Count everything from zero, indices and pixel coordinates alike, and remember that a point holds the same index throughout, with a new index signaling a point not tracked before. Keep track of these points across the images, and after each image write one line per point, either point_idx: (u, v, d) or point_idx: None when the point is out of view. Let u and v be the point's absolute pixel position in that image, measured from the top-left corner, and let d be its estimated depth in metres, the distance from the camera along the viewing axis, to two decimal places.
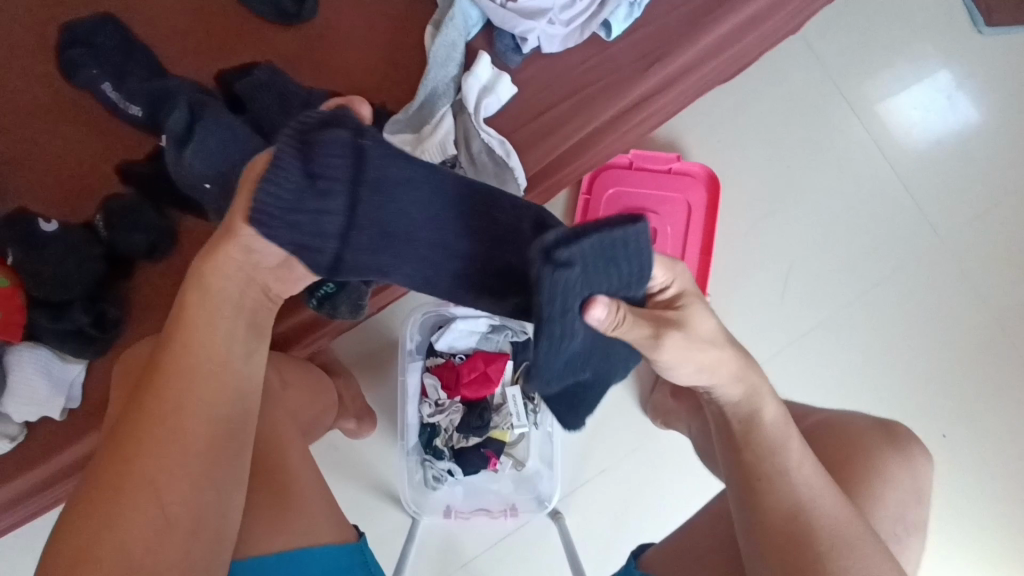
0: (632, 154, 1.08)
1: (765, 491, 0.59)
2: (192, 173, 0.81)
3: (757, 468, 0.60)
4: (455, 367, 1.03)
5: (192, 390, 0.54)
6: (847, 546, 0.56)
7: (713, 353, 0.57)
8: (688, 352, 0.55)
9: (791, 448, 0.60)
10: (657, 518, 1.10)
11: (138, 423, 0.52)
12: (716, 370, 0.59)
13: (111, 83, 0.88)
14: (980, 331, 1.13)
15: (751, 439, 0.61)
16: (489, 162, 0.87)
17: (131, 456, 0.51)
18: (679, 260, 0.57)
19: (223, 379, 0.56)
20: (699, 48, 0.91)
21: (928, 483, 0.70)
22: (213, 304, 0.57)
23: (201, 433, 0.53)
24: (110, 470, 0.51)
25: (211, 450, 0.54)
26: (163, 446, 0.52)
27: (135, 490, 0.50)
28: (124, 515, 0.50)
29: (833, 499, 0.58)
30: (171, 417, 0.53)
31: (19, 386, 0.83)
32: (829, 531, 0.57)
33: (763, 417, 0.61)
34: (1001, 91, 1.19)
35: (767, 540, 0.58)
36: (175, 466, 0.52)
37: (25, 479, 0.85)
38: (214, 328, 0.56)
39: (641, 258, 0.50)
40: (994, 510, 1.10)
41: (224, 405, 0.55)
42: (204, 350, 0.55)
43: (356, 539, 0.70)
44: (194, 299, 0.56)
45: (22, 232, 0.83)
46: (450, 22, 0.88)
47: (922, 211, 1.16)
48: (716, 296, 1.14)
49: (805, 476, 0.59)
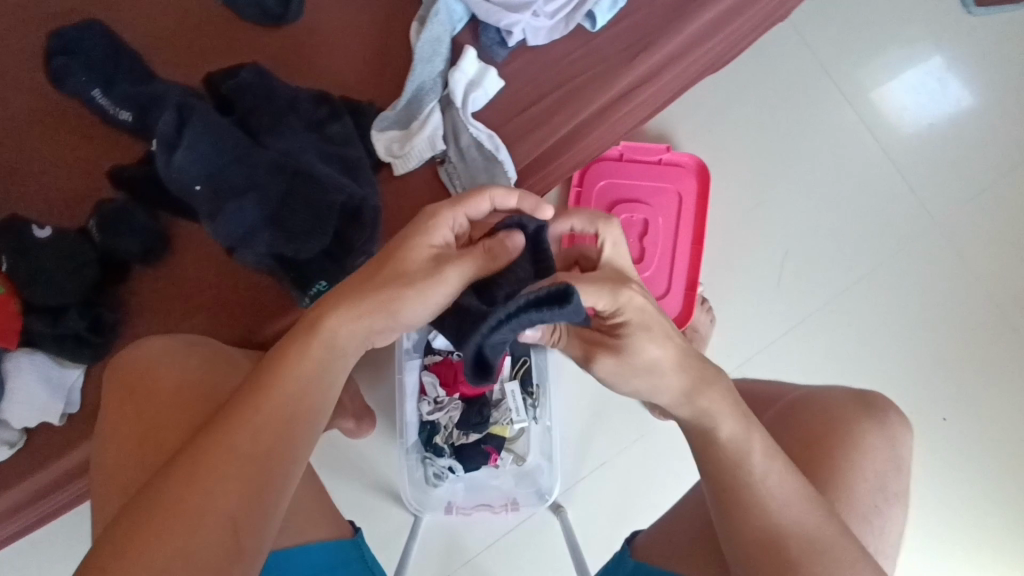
0: (621, 146, 1.09)
1: (734, 504, 0.58)
2: (181, 174, 0.82)
3: (723, 479, 0.59)
4: (452, 364, 1.02)
5: (273, 430, 0.54)
6: (818, 550, 0.56)
7: (653, 377, 0.58)
8: (625, 375, 0.58)
9: (755, 459, 0.58)
10: (648, 503, 1.10)
11: (214, 448, 0.52)
12: (661, 388, 0.58)
13: (100, 90, 0.89)
14: (977, 313, 1.13)
15: (712, 451, 0.59)
16: (478, 156, 0.88)
17: (197, 480, 0.51)
18: (625, 288, 0.55)
19: (302, 426, 0.56)
20: (684, 36, 0.91)
21: (907, 453, 0.71)
22: (319, 347, 0.56)
23: (264, 449, 0.54)
24: (176, 488, 0.51)
25: (273, 492, 0.53)
26: (230, 460, 0.52)
27: (195, 517, 0.50)
28: (179, 514, 0.50)
29: (803, 506, 0.57)
30: (245, 428, 0.53)
31: (17, 393, 0.83)
32: (801, 540, 0.56)
33: (720, 433, 0.59)
34: (992, 72, 1.19)
35: (744, 549, 0.57)
36: (233, 477, 0.52)
37: (25, 484, 0.85)
38: (312, 376, 0.56)
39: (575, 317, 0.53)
40: (994, 491, 1.10)
41: (290, 422, 0.55)
42: (291, 369, 0.56)
43: (353, 535, 0.72)
44: (306, 340, 0.56)
45: (17, 238, 0.84)
46: (434, 18, 0.88)
47: (915, 194, 1.15)
48: (710, 284, 1.14)
49: (772, 486, 0.57)
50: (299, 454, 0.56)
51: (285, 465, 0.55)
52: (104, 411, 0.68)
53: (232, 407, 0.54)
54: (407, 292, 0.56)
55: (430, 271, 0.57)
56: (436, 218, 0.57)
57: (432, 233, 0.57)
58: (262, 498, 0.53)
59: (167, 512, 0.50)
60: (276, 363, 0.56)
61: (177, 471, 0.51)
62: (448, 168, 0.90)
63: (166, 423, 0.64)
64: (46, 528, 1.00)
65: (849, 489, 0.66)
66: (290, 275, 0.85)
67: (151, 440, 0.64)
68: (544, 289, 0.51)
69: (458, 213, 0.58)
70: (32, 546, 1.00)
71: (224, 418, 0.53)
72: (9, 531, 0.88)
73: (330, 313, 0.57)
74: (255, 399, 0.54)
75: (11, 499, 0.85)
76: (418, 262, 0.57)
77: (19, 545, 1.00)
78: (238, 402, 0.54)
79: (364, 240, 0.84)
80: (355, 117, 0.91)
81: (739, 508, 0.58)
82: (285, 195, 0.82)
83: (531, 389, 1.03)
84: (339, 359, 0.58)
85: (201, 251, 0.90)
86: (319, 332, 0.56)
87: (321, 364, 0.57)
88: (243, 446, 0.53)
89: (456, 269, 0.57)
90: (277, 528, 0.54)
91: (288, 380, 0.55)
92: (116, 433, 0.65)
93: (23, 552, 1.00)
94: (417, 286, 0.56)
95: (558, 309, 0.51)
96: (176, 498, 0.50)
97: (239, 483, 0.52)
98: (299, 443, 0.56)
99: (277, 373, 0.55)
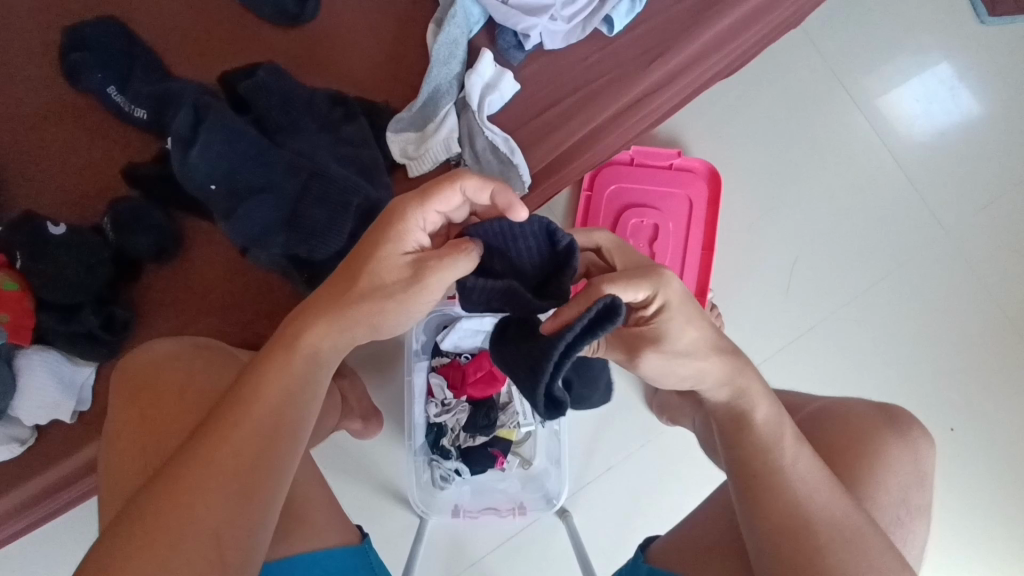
0: (633, 150, 1.08)
1: (763, 490, 0.58)
2: (195, 175, 0.82)
3: (754, 466, 0.59)
4: (461, 367, 1.03)
5: (255, 445, 0.54)
6: (847, 542, 0.56)
7: (695, 362, 0.57)
8: (668, 368, 0.57)
9: (785, 444, 0.59)
10: (662, 512, 1.10)
11: (194, 464, 0.52)
12: (701, 374, 0.58)
13: (116, 87, 0.89)
14: (987, 323, 1.13)
15: (744, 439, 0.60)
16: (493, 160, 0.88)
17: (176, 497, 0.51)
18: (664, 271, 0.55)
19: (286, 439, 0.55)
20: (700, 42, 0.92)
21: (930, 466, 0.70)
22: (299, 361, 0.57)
23: (245, 454, 0.53)
24: (156, 503, 0.51)
25: (254, 504, 0.53)
26: (207, 466, 0.52)
27: (174, 534, 0.50)
28: (157, 527, 0.50)
29: (830, 493, 0.58)
30: (223, 436, 0.53)
31: (26, 390, 0.82)
32: (829, 526, 0.56)
33: (753, 415, 0.60)
34: (1003, 82, 1.19)
35: (770, 537, 0.57)
36: (214, 482, 0.52)
37: (35, 482, 0.85)
38: (295, 387, 0.56)
39: None
40: (1003, 503, 1.09)
41: (273, 426, 0.55)
42: (273, 374, 0.56)
43: (360, 542, 0.72)
44: (287, 353, 0.56)
45: (29, 235, 0.83)
46: (452, 20, 0.88)
47: (926, 204, 1.15)
48: (720, 290, 1.13)
49: (800, 471, 0.58)
50: (282, 469, 0.55)
51: (267, 479, 0.54)
52: (111, 409, 0.67)
53: (215, 420, 0.54)
54: (388, 302, 0.56)
55: (407, 278, 0.55)
56: (399, 223, 0.54)
57: (400, 241, 0.55)
58: (243, 515, 0.52)
59: (147, 529, 0.50)
60: (256, 377, 0.56)
61: (158, 485, 0.52)
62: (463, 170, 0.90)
63: (166, 424, 0.64)
64: (52, 526, 1.00)
65: (874, 498, 0.66)
66: (304, 276, 0.86)
67: (158, 441, 0.63)
68: (586, 312, 0.51)
69: (423, 213, 0.54)
70: (37, 544, 0.99)
71: (208, 431, 0.54)
72: (11, 531, 0.88)
73: (311, 329, 0.56)
74: (235, 415, 0.54)
75: (19, 497, 0.85)
76: (391, 270, 0.55)
77: (25, 541, 0.99)
78: (219, 418, 0.54)
79: None
80: (371, 118, 0.91)
81: (768, 494, 0.58)
82: (299, 196, 0.82)
83: None
84: (322, 370, 0.58)
85: (215, 252, 0.90)
86: (298, 344, 0.56)
87: (304, 375, 0.57)
88: (223, 462, 0.52)
89: (434, 276, 0.54)
90: (262, 544, 0.54)
91: (268, 393, 0.55)
92: (116, 434, 0.64)
93: (28, 549, 0.99)
94: (397, 296, 0.55)
95: (610, 327, 0.50)
96: (156, 515, 0.50)
97: (219, 499, 0.52)
98: (281, 454, 0.55)
99: (257, 386, 0.55)
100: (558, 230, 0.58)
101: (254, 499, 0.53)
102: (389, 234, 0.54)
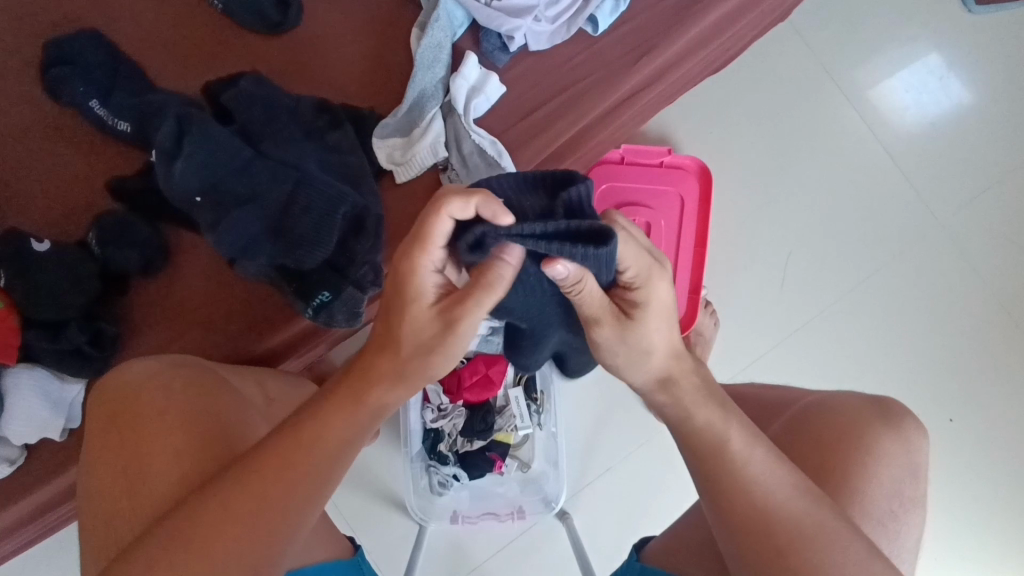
0: (623, 148, 1.07)
1: (717, 493, 0.57)
2: (181, 187, 0.81)
3: (705, 470, 0.58)
4: (456, 372, 1.01)
5: (302, 482, 0.53)
6: (806, 539, 0.54)
7: (640, 358, 0.59)
8: (617, 346, 0.58)
9: (733, 446, 0.58)
10: (659, 511, 1.09)
11: (245, 491, 0.51)
12: (642, 371, 0.60)
13: (98, 101, 0.88)
14: (983, 311, 1.13)
15: (693, 439, 0.59)
16: (481, 163, 0.87)
17: (222, 518, 0.50)
18: (664, 274, 0.58)
19: (336, 475, 0.56)
20: (686, 39, 0.91)
21: (923, 458, 0.70)
22: (364, 412, 0.57)
23: (298, 484, 0.53)
24: (203, 522, 0.50)
25: (290, 530, 0.52)
26: (262, 492, 0.52)
27: (217, 557, 0.49)
28: (204, 544, 0.49)
29: (787, 493, 0.56)
30: (280, 466, 0.53)
31: (14, 410, 0.81)
32: (788, 525, 0.55)
33: (695, 420, 0.59)
34: (993, 69, 1.18)
35: (728, 532, 0.56)
36: (263, 506, 0.51)
37: (24, 504, 0.84)
38: (348, 435, 0.56)
39: (596, 254, 0.51)
40: (1000, 493, 1.09)
41: (328, 463, 0.55)
42: (333, 418, 0.56)
43: (352, 555, 0.72)
44: (354, 400, 0.57)
45: (16, 254, 0.83)
46: (435, 24, 0.88)
47: (918, 194, 1.15)
48: (714, 287, 1.13)
49: (752, 473, 0.57)
50: (320, 507, 0.55)
51: (309, 518, 0.54)
52: (89, 437, 0.66)
53: (265, 451, 0.54)
54: (433, 356, 0.56)
55: (440, 328, 0.55)
56: (410, 277, 0.53)
57: (421, 287, 0.54)
58: (277, 543, 0.51)
59: (190, 555, 0.49)
60: (317, 416, 0.56)
61: (206, 505, 0.51)
62: (451, 175, 0.89)
63: (163, 454, 0.62)
64: (48, 543, 0.99)
65: (865, 493, 0.65)
66: (293, 286, 0.84)
67: (161, 471, 0.61)
68: (586, 223, 0.52)
69: (432, 254, 0.52)
70: (34, 561, 0.99)
71: (259, 459, 0.53)
72: (6, 550, 0.87)
73: (371, 380, 0.57)
74: (287, 448, 0.54)
75: (8, 519, 0.84)
76: (425, 324, 0.55)
77: (21, 560, 0.99)
78: (272, 449, 0.54)
79: (367, 250, 0.83)
80: (356, 125, 0.90)
81: (723, 492, 0.57)
82: (287, 205, 0.81)
83: (535, 395, 1.05)
84: (377, 425, 0.59)
85: (202, 265, 0.90)
86: (365, 396, 0.57)
87: (361, 422, 0.57)
88: (270, 495, 0.52)
89: (469, 314, 0.54)
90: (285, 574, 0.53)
91: (327, 436, 0.55)
92: (112, 462, 0.63)
93: (27, 566, 0.99)
94: (437, 348, 0.55)
95: (592, 246, 0.51)
96: (199, 547, 0.49)
97: (262, 531, 0.51)
98: (329, 487, 0.55)
99: (310, 428, 0.55)
100: (585, 179, 0.57)
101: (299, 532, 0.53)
102: (405, 286, 0.53)
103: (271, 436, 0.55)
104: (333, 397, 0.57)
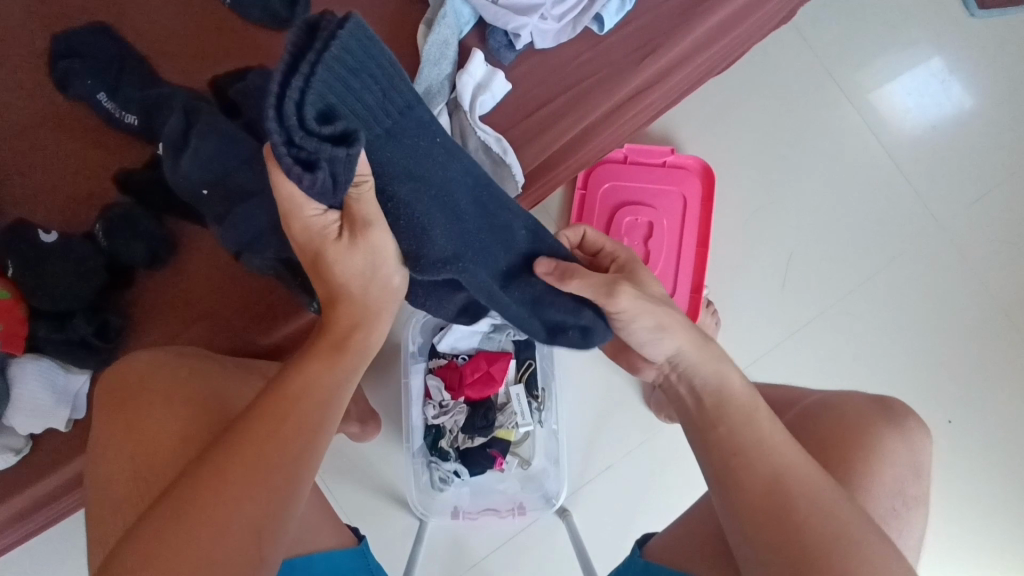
0: (626, 148, 1.08)
1: (743, 467, 0.58)
2: (188, 180, 0.82)
3: (734, 443, 0.60)
4: (458, 368, 1.02)
5: (299, 435, 0.54)
6: (827, 514, 0.55)
7: (665, 311, 0.64)
8: (642, 306, 0.64)
9: (760, 417, 0.61)
10: (660, 508, 1.10)
11: (242, 450, 0.52)
12: (669, 328, 0.64)
13: (106, 93, 0.89)
14: (984, 312, 1.13)
15: (724, 410, 0.62)
16: (486, 158, 0.88)
17: (221, 483, 0.50)
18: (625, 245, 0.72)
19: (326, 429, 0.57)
20: (690, 38, 0.92)
21: (925, 457, 0.70)
22: (342, 362, 0.60)
23: (292, 439, 0.54)
24: (201, 483, 0.50)
25: (287, 494, 0.53)
26: (257, 452, 0.52)
27: (220, 519, 0.49)
28: (204, 510, 0.49)
29: (807, 468, 0.58)
30: (270, 424, 0.54)
31: (19, 399, 0.81)
32: (806, 499, 0.56)
33: (732, 386, 0.63)
34: (995, 73, 1.19)
35: (750, 518, 0.57)
36: (260, 464, 0.52)
37: (29, 493, 0.85)
38: (333, 386, 0.59)
39: (365, 54, 0.52)
40: (999, 494, 1.10)
41: (317, 412, 0.56)
42: (311, 367, 0.59)
43: (358, 543, 0.72)
44: (330, 354, 0.60)
45: (23, 243, 0.84)
46: (442, 21, 0.88)
47: (919, 196, 1.15)
48: (715, 286, 1.14)
49: (777, 444, 0.59)
50: (315, 469, 0.56)
51: (302, 487, 0.54)
52: (95, 427, 0.67)
53: (256, 412, 0.54)
54: (377, 275, 0.60)
55: (367, 250, 0.57)
56: (321, 236, 0.56)
57: (334, 242, 0.56)
58: (276, 504, 0.52)
59: (193, 522, 0.49)
60: (297, 371, 0.58)
61: (201, 469, 0.51)
62: None
63: (162, 435, 0.63)
64: (50, 535, 1.00)
65: (868, 491, 0.66)
66: (298, 279, 0.83)
67: (162, 451, 0.62)
68: (338, 46, 0.50)
69: (310, 208, 0.53)
70: (37, 554, 1.00)
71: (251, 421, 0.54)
72: (12, 539, 0.88)
73: (351, 327, 0.61)
74: (277, 406, 0.55)
75: (13, 507, 0.85)
76: (354, 258, 0.57)
77: (23, 552, 0.99)
78: (263, 408, 0.55)
79: None
80: None
81: (746, 465, 0.58)
82: None
83: (536, 393, 1.04)
84: (359, 369, 0.62)
85: (209, 260, 0.90)
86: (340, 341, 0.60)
87: (349, 367, 0.61)
88: (268, 451, 0.52)
89: (364, 205, 0.55)
90: (283, 551, 0.53)
91: (311, 389, 0.57)
92: (116, 450, 0.63)
93: (29, 557, 0.99)
94: (379, 263, 0.59)
95: (351, 26, 0.50)
96: (204, 505, 0.49)
97: (265, 489, 0.52)
98: (321, 445, 0.56)
99: (293, 382, 0.57)
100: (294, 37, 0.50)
101: (295, 495, 0.53)
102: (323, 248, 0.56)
103: (258, 396, 0.56)
104: (306, 351, 0.60)
